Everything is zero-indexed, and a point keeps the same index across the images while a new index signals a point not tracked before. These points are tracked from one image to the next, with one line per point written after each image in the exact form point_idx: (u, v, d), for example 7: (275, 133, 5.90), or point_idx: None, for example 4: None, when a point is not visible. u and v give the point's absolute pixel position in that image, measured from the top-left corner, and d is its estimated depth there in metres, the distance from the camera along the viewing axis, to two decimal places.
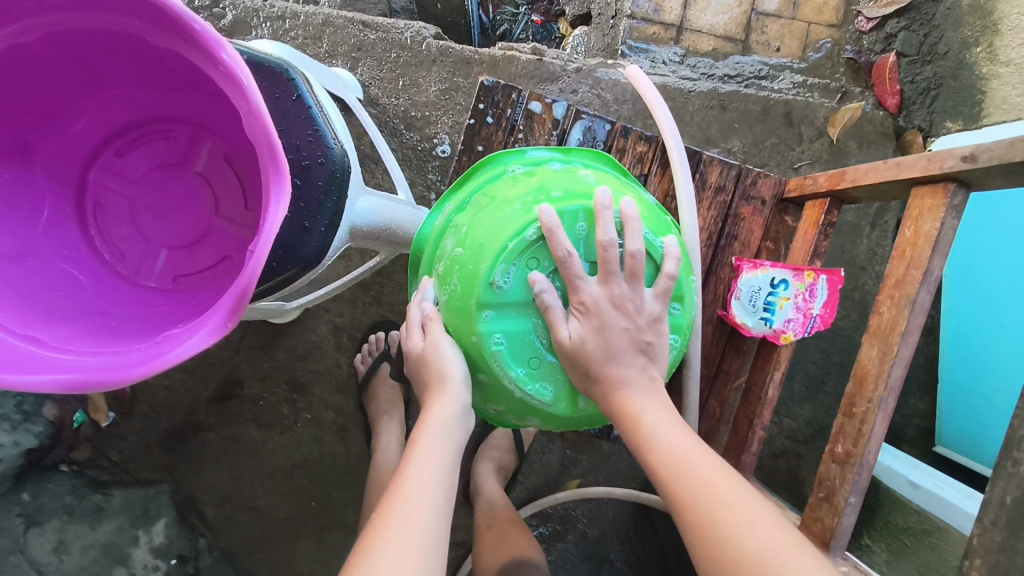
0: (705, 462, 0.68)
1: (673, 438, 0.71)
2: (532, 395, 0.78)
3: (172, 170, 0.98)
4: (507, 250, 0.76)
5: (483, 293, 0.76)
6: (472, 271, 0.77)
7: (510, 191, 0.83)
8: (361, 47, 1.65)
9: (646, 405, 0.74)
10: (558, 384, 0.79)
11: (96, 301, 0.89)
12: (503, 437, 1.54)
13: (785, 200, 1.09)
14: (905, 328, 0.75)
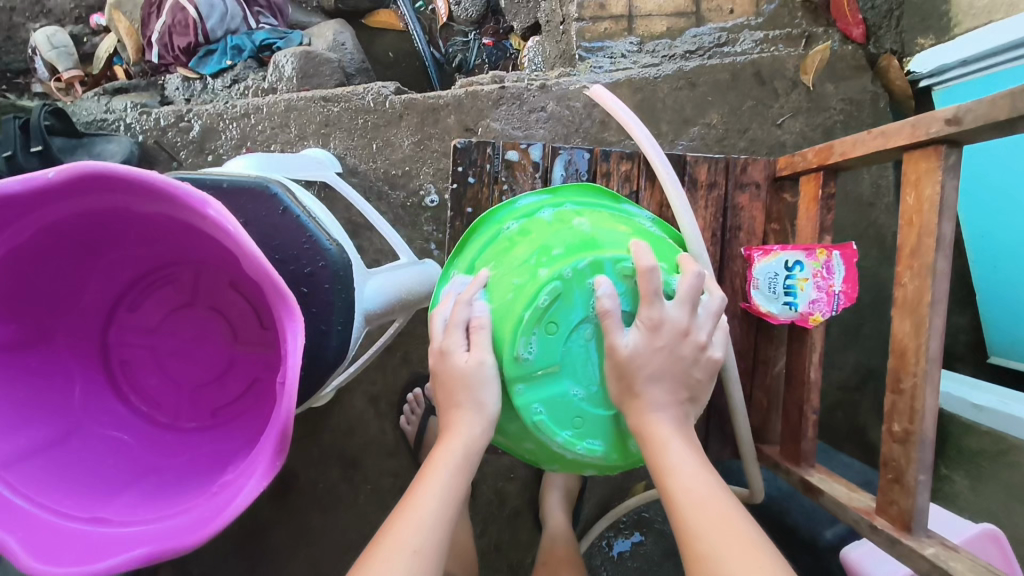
0: (720, 508, 0.66)
1: (695, 473, 0.69)
2: (583, 453, 0.77)
3: (184, 311, 1.00)
4: (523, 321, 0.74)
5: (512, 368, 0.75)
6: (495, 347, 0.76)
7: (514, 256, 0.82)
8: (328, 122, 1.67)
9: (673, 433, 0.72)
10: (606, 435, 0.78)
11: (147, 459, 0.91)
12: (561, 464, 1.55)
13: (779, 178, 1.09)
14: (932, 298, 0.74)
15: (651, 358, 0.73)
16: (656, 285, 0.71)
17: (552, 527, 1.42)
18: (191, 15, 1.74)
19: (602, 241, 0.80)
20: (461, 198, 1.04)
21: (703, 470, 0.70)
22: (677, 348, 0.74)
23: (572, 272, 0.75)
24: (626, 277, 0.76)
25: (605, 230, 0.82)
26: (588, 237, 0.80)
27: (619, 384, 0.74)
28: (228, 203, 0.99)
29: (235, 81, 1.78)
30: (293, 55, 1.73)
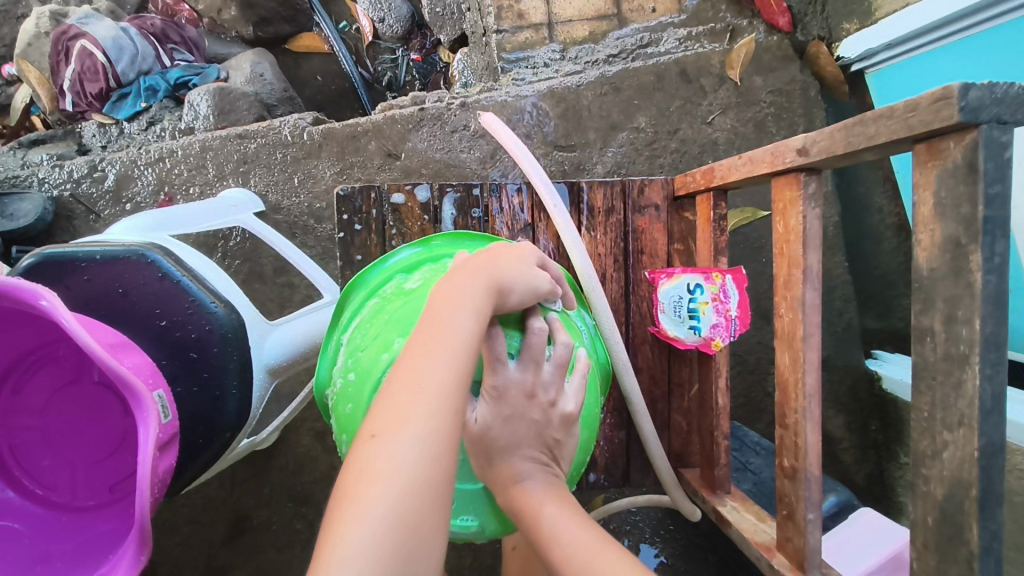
0: (607, 562, 0.65)
1: (573, 532, 0.69)
2: (459, 531, 0.75)
3: (72, 389, 0.98)
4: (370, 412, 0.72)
5: None
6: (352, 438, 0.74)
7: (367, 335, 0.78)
8: (247, 159, 1.62)
9: (548, 496, 0.71)
10: (479, 509, 0.76)
11: (38, 546, 0.90)
12: None
13: (678, 197, 1.06)
14: (803, 333, 0.71)
15: (501, 429, 0.70)
16: (496, 350, 0.69)
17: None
18: (100, 60, 1.69)
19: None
20: (349, 246, 1.01)
21: (584, 529, 0.70)
22: (529, 412, 0.71)
23: None
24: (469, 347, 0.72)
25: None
26: None
27: (477, 460, 0.72)
28: (104, 276, 0.97)
29: (151, 122, 1.73)
30: (207, 93, 1.69)
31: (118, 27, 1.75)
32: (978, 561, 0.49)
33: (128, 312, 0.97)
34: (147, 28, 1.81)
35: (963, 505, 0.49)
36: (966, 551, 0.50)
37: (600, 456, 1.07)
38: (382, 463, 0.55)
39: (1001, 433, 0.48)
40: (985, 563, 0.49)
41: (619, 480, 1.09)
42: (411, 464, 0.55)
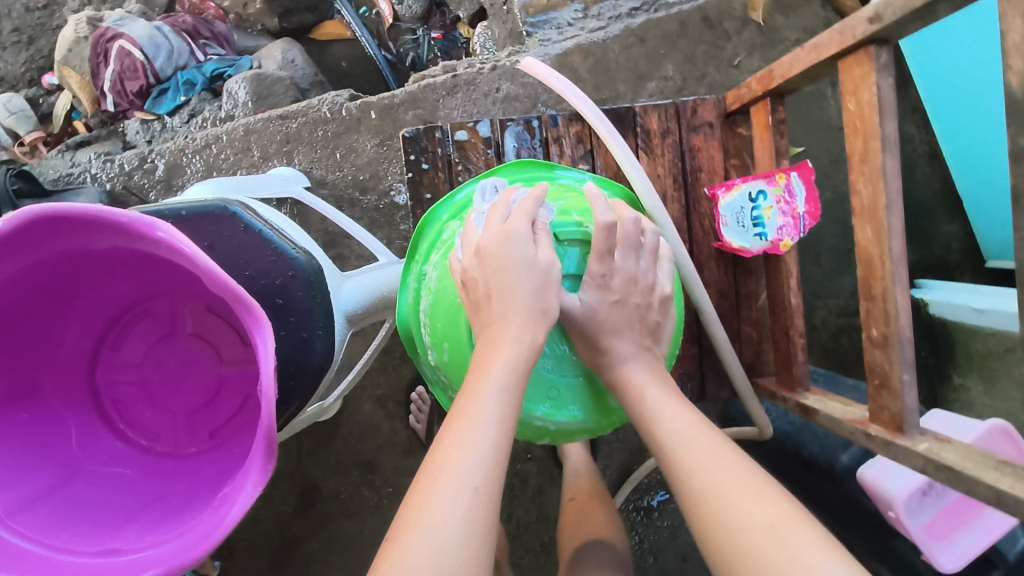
0: (702, 444, 0.69)
1: (673, 413, 0.73)
2: (566, 421, 0.81)
3: (166, 342, 1.02)
4: (475, 313, 0.81)
5: None
6: (456, 342, 0.83)
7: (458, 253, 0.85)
8: (290, 138, 1.67)
9: (654, 383, 0.76)
10: (581, 400, 0.82)
11: (150, 489, 0.94)
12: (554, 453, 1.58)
13: (731, 114, 1.08)
14: (886, 199, 0.74)
15: (609, 313, 0.79)
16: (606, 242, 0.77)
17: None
18: (138, 59, 1.76)
19: (535, 217, 0.85)
20: (418, 186, 1.05)
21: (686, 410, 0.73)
22: (631, 297, 0.80)
23: None
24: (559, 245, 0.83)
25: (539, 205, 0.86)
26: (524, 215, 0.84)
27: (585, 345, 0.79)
28: (190, 231, 1.01)
29: (192, 114, 1.78)
30: (245, 80, 1.74)
31: (153, 26, 1.81)
32: None
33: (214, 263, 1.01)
34: (179, 25, 1.88)
35: None
36: None
37: (675, 371, 1.10)
38: (430, 474, 0.66)
39: None
40: None
41: (694, 395, 1.12)
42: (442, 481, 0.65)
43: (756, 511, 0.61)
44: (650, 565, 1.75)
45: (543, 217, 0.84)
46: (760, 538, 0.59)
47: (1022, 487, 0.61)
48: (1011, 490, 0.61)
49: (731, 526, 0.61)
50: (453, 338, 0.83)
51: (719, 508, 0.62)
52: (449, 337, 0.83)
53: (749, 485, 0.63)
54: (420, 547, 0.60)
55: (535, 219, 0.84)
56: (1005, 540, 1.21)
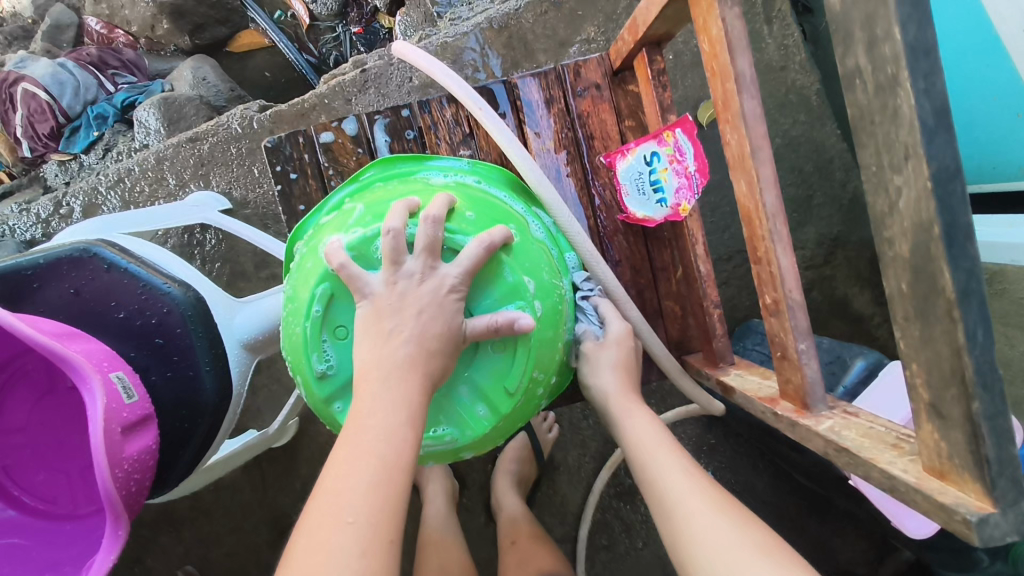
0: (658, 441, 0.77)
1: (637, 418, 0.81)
2: (431, 444, 0.70)
3: (49, 399, 0.97)
4: (310, 335, 0.69)
5: (318, 389, 0.69)
6: (299, 371, 0.71)
7: (303, 260, 0.75)
8: (203, 160, 1.60)
9: (630, 399, 0.83)
10: (450, 418, 0.71)
11: (46, 557, 0.89)
12: (514, 448, 1.51)
13: (618, 71, 0.98)
14: (752, 148, 0.64)
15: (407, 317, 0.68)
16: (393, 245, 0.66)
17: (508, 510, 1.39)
18: (43, 99, 1.68)
19: (377, 217, 0.73)
20: (290, 197, 0.98)
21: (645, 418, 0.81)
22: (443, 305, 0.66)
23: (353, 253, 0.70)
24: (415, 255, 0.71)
25: (379, 203, 0.75)
26: (367, 214, 0.74)
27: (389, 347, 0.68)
28: (54, 279, 0.95)
29: (107, 149, 1.72)
30: (153, 107, 1.67)
31: (56, 63, 1.75)
32: (958, 308, 0.42)
33: (83, 310, 0.95)
34: (84, 58, 1.80)
35: (930, 249, 0.43)
36: (945, 301, 0.43)
37: None
38: (331, 490, 0.56)
39: (955, 153, 0.41)
40: (966, 308, 0.42)
41: None
42: (356, 510, 0.54)
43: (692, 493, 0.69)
44: (638, 551, 1.67)
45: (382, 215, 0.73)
46: (716, 533, 0.64)
47: (915, 467, 0.51)
48: (902, 473, 0.51)
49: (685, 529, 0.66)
50: (296, 368, 0.71)
51: (675, 505, 0.68)
52: (294, 366, 0.72)
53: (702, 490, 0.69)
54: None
55: (373, 218, 0.73)
56: None
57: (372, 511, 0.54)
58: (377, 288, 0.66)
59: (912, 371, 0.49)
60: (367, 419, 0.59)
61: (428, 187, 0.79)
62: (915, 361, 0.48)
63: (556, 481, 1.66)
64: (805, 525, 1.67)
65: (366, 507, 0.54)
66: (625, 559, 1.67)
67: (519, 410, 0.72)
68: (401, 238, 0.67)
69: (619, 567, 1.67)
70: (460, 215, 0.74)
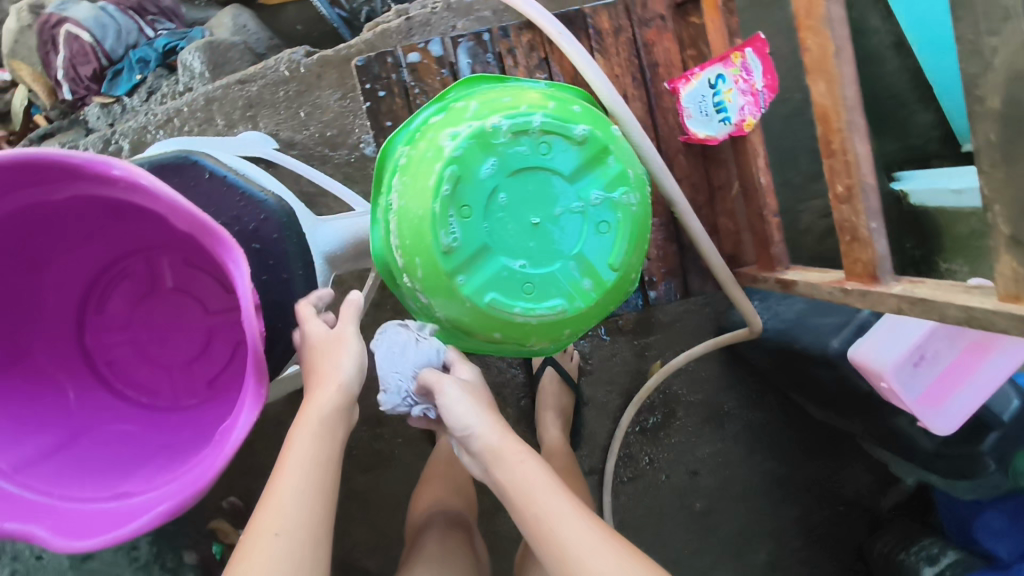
0: (542, 484, 0.79)
1: (514, 463, 0.81)
2: (546, 313, 0.78)
3: (149, 299, 1.03)
4: (438, 212, 0.75)
5: (445, 263, 0.76)
6: (422, 251, 0.76)
7: (414, 154, 0.81)
8: (252, 103, 1.65)
9: (510, 448, 0.83)
10: (562, 290, 0.79)
11: (158, 441, 0.95)
12: (551, 381, 1.62)
13: (683, 3, 1.07)
14: (835, 48, 0.73)
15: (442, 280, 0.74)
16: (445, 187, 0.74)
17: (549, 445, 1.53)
18: (87, 42, 1.73)
19: (491, 111, 0.79)
20: (378, 114, 1.05)
21: (520, 457, 0.82)
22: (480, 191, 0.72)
23: (472, 141, 0.76)
24: (523, 150, 0.78)
25: (493, 97, 0.81)
26: (477, 108, 0.79)
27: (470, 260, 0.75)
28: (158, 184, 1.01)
29: (150, 93, 1.76)
30: (198, 50, 1.71)
31: (96, 7, 1.77)
32: None
33: None
34: (123, 2, 1.82)
35: None
36: None
37: (655, 268, 1.13)
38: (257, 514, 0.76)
39: None
40: None
41: (678, 294, 1.14)
42: (285, 523, 0.75)
43: (581, 534, 0.75)
44: (664, 480, 1.78)
45: (498, 108, 0.79)
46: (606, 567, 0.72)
47: (990, 300, 0.62)
48: (980, 305, 0.62)
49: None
50: (416, 247, 0.77)
51: (560, 548, 0.75)
52: (411, 248, 0.78)
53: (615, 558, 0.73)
54: (273, 558, 0.72)
55: (488, 111, 0.79)
56: (997, 404, 1.27)
57: (301, 525, 0.75)
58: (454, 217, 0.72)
59: (993, 215, 0.59)
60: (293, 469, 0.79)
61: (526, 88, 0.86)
62: (998, 204, 0.58)
63: (587, 416, 1.76)
64: (816, 455, 1.81)
65: (302, 518, 0.76)
66: (651, 487, 1.77)
67: (615, 289, 0.82)
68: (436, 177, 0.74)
69: (645, 496, 1.77)
70: (568, 109, 0.80)
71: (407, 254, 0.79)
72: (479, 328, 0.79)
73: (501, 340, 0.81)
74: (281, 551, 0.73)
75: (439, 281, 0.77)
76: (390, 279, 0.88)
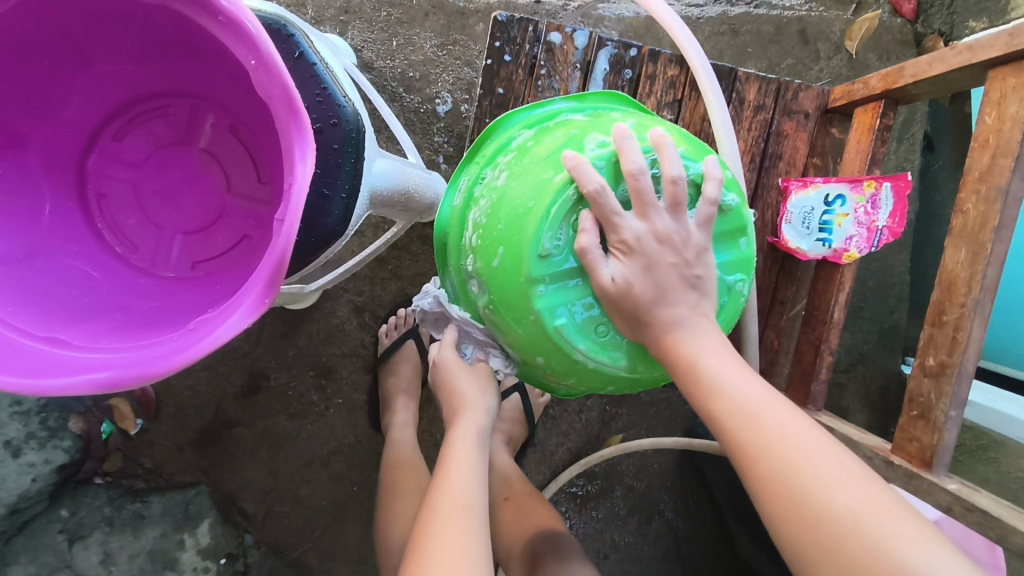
0: (774, 411, 0.64)
1: (735, 381, 0.67)
2: (605, 362, 0.75)
3: (174, 150, 0.92)
4: (551, 215, 0.71)
5: (535, 266, 0.71)
6: (516, 244, 0.72)
7: (542, 146, 0.77)
8: (349, 9, 1.55)
9: (710, 344, 0.70)
10: (630, 349, 0.76)
11: (116, 297, 0.83)
12: (513, 409, 1.52)
13: (830, 110, 1.03)
14: (999, 222, 0.76)
15: (640, 283, 0.69)
16: (609, 204, 0.69)
17: (500, 466, 1.39)
18: None
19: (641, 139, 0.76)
20: (494, 76, 0.97)
21: (744, 375, 0.68)
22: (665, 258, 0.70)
23: (615, 162, 0.73)
24: (655, 190, 0.74)
25: (644, 125, 0.76)
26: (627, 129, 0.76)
27: (628, 320, 0.72)
28: None
29: None
30: None
31: None
32: None
33: None
34: None
35: None
36: None
37: None
38: (444, 471, 0.82)
39: None
40: None
41: None
42: (461, 482, 0.80)
43: (836, 471, 0.59)
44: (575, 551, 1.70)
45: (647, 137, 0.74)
46: (880, 518, 0.56)
47: None
48: None
49: (824, 505, 0.57)
50: (512, 240, 0.72)
51: (807, 477, 0.59)
52: (506, 239, 0.73)
53: (846, 468, 0.60)
54: (462, 516, 0.75)
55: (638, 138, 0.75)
56: None
57: (477, 487, 0.81)
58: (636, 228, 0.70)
59: None
60: (465, 444, 0.86)
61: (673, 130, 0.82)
62: None
63: (527, 459, 1.66)
64: None
65: (472, 478, 0.81)
66: None
67: None
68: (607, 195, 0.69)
69: None
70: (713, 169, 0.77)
71: (495, 240, 0.75)
72: (536, 345, 0.75)
73: (544, 365, 0.77)
74: (454, 513, 0.75)
75: (516, 281, 0.72)
76: (459, 253, 0.89)
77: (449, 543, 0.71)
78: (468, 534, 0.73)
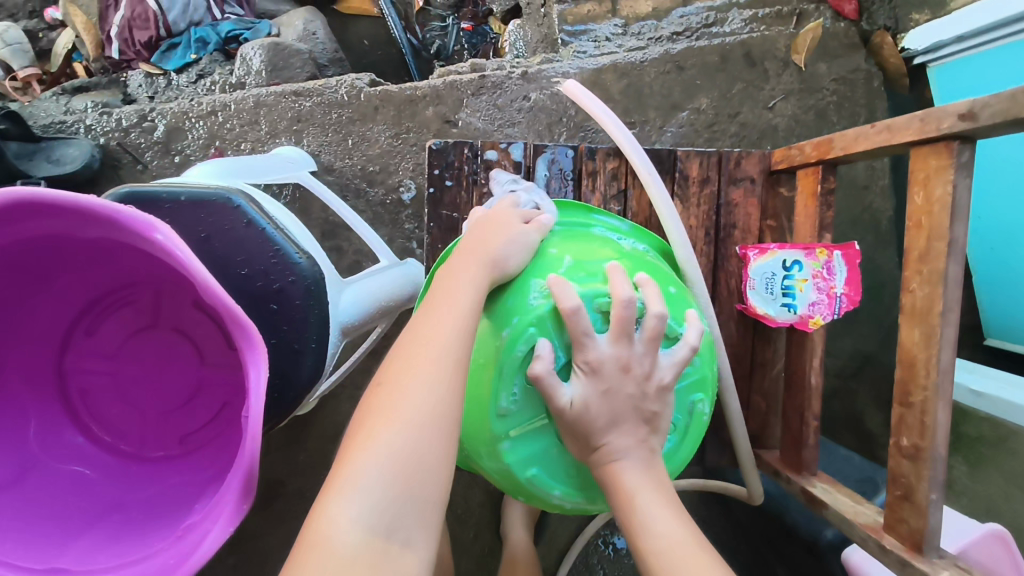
0: (698, 565, 0.63)
1: (665, 524, 0.66)
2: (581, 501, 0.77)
3: (145, 334, 0.95)
4: (504, 373, 0.71)
5: (496, 426, 0.72)
6: (477, 403, 0.73)
7: (489, 289, 0.78)
8: (300, 118, 1.59)
9: (648, 483, 0.68)
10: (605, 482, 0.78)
11: (109, 495, 0.86)
12: None
13: (774, 171, 1.05)
14: (943, 308, 0.76)
15: (600, 406, 0.68)
16: (583, 325, 0.67)
17: (517, 544, 1.40)
18: (151, 9, 1.68)
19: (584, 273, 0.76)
20: (438, 203, 1.05)
21: (676, 521, 0.66)
22: (623, 387, 0.68)
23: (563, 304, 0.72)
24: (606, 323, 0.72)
25: (584, 260, 0.77)
26: (569, 266, 0.76)
27: (578, 442, 0.70)
28: (189, 217, 0.93)
29: (201, 75, 1.71)
30: (262, 48, 1.65)
31: None
32: None
33: (209, 258, 0.93)
34: None
35: None
36: None
37: None
38: (423, 319, 0.67)
39: None
40: None
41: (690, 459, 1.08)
42: (439, 341, 0.65)
43: None
44: None
45: (588, 274, 0.75)
46: None
47: None
48: None
49: None
50: (474, 400, 0.74)
51: None
52: (467, 396, 0.75)
53: None
54: (421, 391, 0.61)
55: (582, 275, 0.75)
56: None
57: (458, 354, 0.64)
58: (604, 355, 0.68)
59: None
60: (460, 297, 0.68)
61: (615, 248, 0.83)
62: None
63: (550, 519, 1.66)
64: None
65: (455, 336, 0.66)
66: None
67: None
68: (580, 316, 0.67)
69: None
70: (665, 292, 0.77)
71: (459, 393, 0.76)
72: (512, 490, 0.77)
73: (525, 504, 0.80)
74: (405, 385, 0.61)
75: (484, 439, 0.74)
76: None
77: (394, 417, 0.59)
78: (415, 418, 0.59)
